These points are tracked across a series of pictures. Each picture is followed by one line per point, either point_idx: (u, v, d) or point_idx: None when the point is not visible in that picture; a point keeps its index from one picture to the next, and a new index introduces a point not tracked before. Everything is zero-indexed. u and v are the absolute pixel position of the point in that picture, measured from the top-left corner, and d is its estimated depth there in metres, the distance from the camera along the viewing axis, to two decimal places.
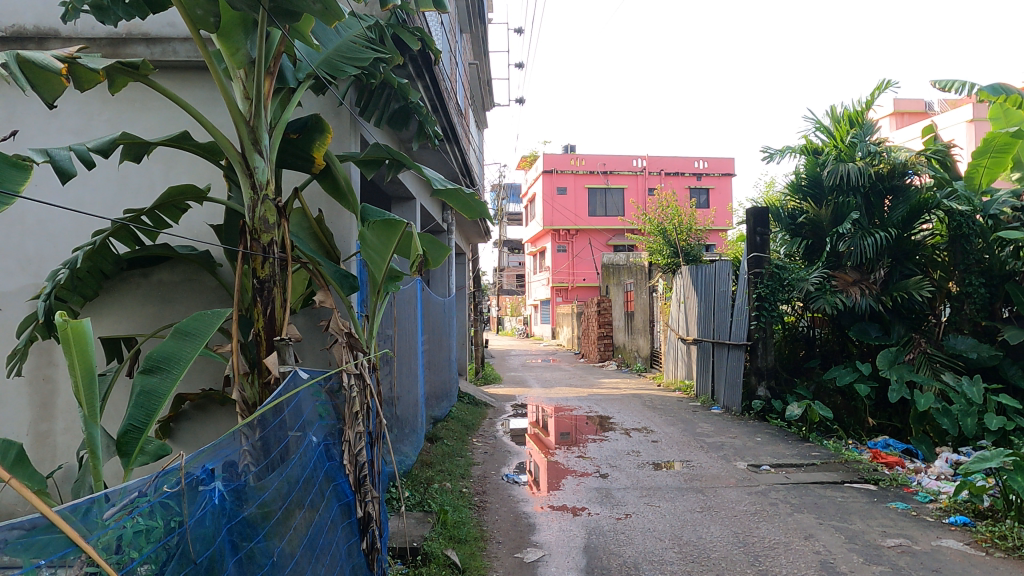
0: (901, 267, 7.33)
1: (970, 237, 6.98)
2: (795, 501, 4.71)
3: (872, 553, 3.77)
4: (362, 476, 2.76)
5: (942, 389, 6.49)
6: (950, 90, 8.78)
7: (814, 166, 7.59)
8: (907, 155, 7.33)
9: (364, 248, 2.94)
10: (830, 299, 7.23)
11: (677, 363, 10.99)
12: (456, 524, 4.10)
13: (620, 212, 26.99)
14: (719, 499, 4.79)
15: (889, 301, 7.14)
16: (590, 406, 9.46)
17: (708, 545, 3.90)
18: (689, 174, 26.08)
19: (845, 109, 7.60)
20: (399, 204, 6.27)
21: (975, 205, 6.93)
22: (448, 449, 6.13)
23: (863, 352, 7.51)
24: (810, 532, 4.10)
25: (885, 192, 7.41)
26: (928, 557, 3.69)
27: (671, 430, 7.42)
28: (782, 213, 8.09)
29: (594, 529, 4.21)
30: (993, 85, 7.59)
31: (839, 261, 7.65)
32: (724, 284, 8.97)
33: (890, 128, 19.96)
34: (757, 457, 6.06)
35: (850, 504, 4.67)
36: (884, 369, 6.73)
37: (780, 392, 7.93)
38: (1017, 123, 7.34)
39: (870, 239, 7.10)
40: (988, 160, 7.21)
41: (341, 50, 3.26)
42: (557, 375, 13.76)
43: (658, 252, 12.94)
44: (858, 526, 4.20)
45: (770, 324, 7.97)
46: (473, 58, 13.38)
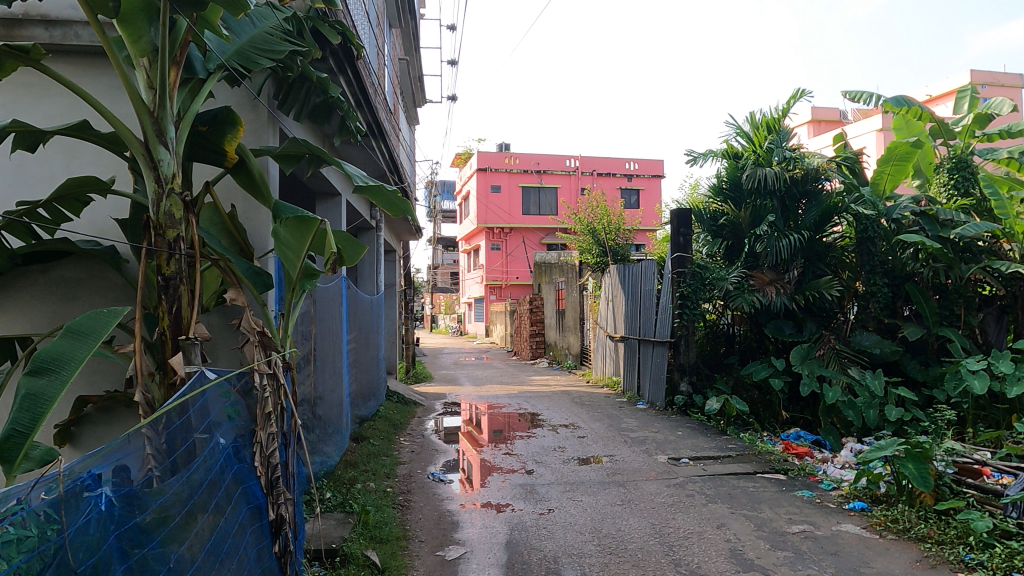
0: (813, 267, 7.76)
1: (875, 240, 7.41)
2: (710, 492, 4.90)
3: (778, 539, 3.97)
4: (274, 478, 2.70)
5: (848, 383, 6.87)
6: (859, 102, 9.37)
7: (735, 170, 7.90)
8: (820, 161, 7.74)
9: (278, 246, 2.88)
10: (748, 298, 7.56)
11: (605, 360, 11.25)
12: (378, 524, 4.08)
13: (553, 211, 27.38)
14: (639, 492, 4.93)
15: (802, 300, 7.57)
16: (519, 403, 9.56)
17: (625, 537, 4.01)
18: (621, 175, 26.97)
19: (763, 116, 7.92)
20: (324, 199, 6.15)
21: (880, 210, 7.39)
22: (374, 449, 6.07)
23: (778, 348, 7.93)
24: (722, 521, 4.28)
25: (800, 196, 7.80)
26: (827, 541, 3.91)
27: (597, 426, 7.58)
28: (704, 215, 8.37)
29: (517, 525, 4.26)
30: (897, 97, 8.26)
31: (757, 261, 7.98)
32: (649, 282, 9.23)
33: (806, 136, 21.11)
34: (677, 450, 6.28)
35: (760, 493, 4.90)
36: (797, 364, 7.10)
37: (701, 387, 8.27)
38: (917, 134, 7.93)
39: (785, 240, 7.46)
40: (891, 167, 7.66)
41: (256, 41, 3.14)
42: (488, 373, 13.85)
43: (586, 251, 13.19)
44: (767, 513, 4.42)
45: (692, 322, 8.27)
46: (403, 53, 13.19)
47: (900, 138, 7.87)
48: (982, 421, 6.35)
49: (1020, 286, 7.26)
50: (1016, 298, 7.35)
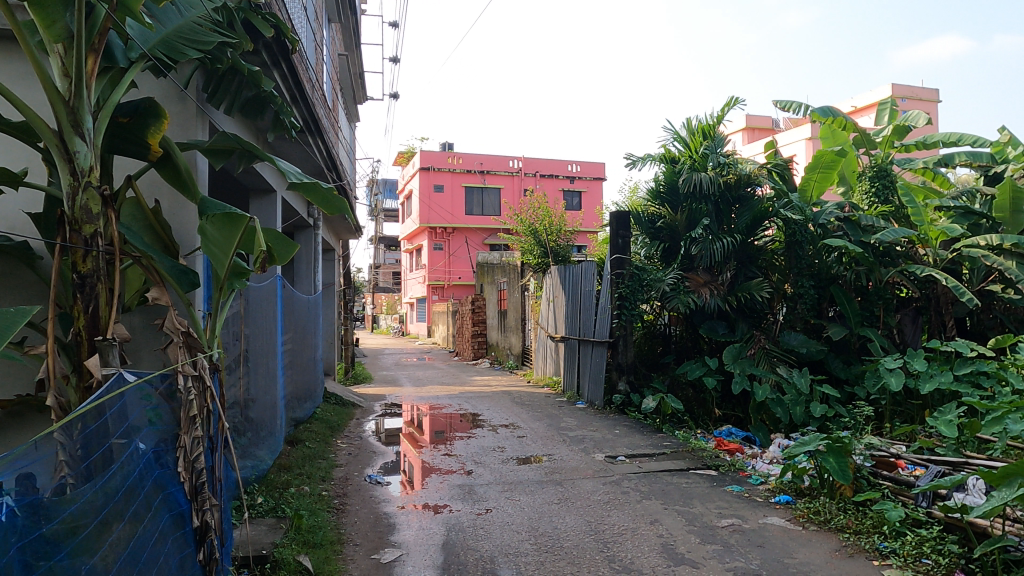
0: (745, 270, 8.05)
1: (803, 244, 7.70)
2: (644, 489, 5.01)
3: (708, 533, 4.09)
4: (199, 483, 2.61)
5: (777, 381, 7.10)
6: (789, 111, 9.75)
7: (672, 174, 8.08)
8: (751, 167, 8.04)
9: (204, 243, 2.79)
10: (684, 299, 7.76)
11: (545, 360, 11.35)
12: (312, 528, 3.99)
13: (496, 212, 27.44)
14: (576, 490, 5.00)
15: (734, 301, 7.83)
16: (460, 404, 9.53)
17: (561, 535, 4.06)
18: (563, 177, 27.32)
19: (699, 122, 8.15)
20: (258, 196, 5.98)
21: (807, 215, 7.71)
22: (309, 452, 5.94)
23: (712, 348, 8.17)
24: (655, 517, 4.38)
25: (733, 201, 8.06)
26: (754, 534, 4.05)
27: (536, 425, 7.65)
28: (642, 217, 8.53)
29: (454, 526, 4.25)
30: (824, 108, 8.67)
31: (692, 263, 8.21)
32: (589, 283, 9.36)
33: (741, 142, 21.85)
34: (614, 448, 6.39)
35: (692, 489, 5.04)
36: (729, 364, 7.33)
37: (638, 386, 8.47)
38: (842, 143, 8.29)
39: (719, 243, 7.70)
40: (818, 175, 8.05)
41: (182, 31, 3.02)
42: (429, 373, 13.76)
43: (528, 252, 13.27)
44: (698, 509, 4.54)
45: (630, 322, 8.43)
46: (344, 48, 12.95)
47: (826, 147, 8.23)
48: (899, 416, 6.71)
49: (932, 289, 7.72)
50: (930, 300, 7.81)
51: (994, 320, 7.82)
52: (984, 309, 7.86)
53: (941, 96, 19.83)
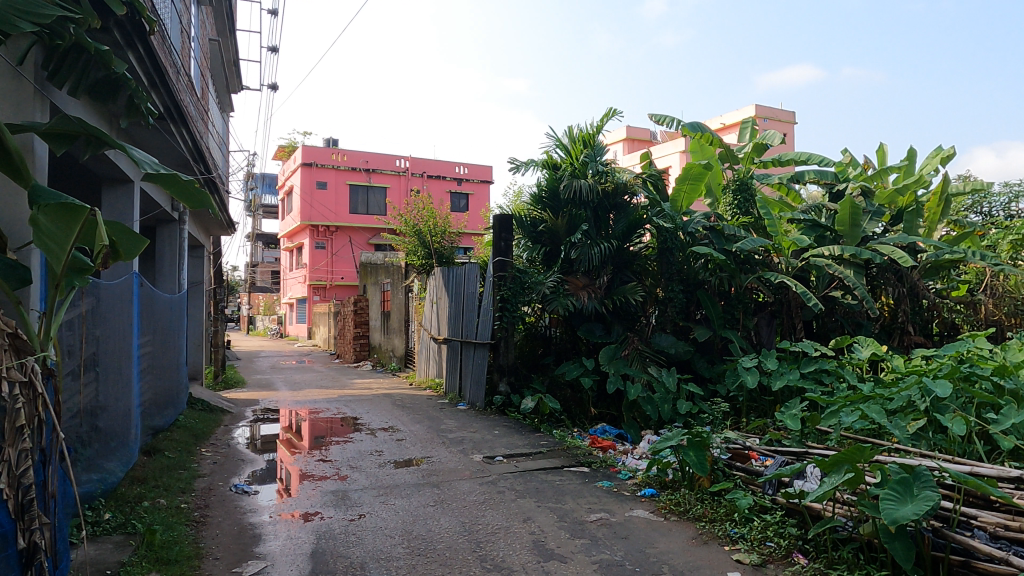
0: (621, 274, 8.39)
1: (674, 250, 8.20)
2: (519, 488, 5.10)
3: (577, 528, 4.23)
4: (27, 500, 2.37)
5: (649, 380, 7.43)
6: (663, 125, 10.31)
7: (554, 180, 8.29)
8: (628, 177, 8.42)
9: (37, 236, 2.54)
10: (563, 302, 7.97)
11: (428, 362, 11.29)
12: (166, 544, 3.73)
13: (381, 211, 26.96)
14: (452, 492, 5.00)
15: (610, 304, 8.14)
16: (338, 408, 9.27)
17: (434, 537, 4.05)
18: (450, 179, 27.36)
19: (580, 131, 8.42)
20: (111, 186, 5.52)
21: (677, 223, 8.18)
22: (168, 463, 5.55)
23: (589, 349, 8.48)
24: (528, 515, 4.47)
25: (610, 208, 8.39)
26: (620, 527, 4.24)
27: (416, 428, 7.58)
28: (524, 221, 8.67)
29: (325, 534, 4.11)
30: (694, 123, 9.22)
31: (571, 267, 8.45)
32: (472, 285, 9.42)
33: (621, 152, 22.85)
34: (492, 449, 6.46)
35: (565, 486, 5.20)
36: (604, 364, 7.63)
37: (519, 387, 8.64)
38: (709, 157, 8.87)
39: (596, 249, 8.00)
40: (687, 186, 8.52)
41: (15, 1, 2.72)
42: (307, 376, 13.28)
43: (411, 253, 13.02)
44: (569, 505, 4.69)
45: (512, 324, 8.55)
46: (216, 34, 12.23)
47: (695, 160, 8.78)
48: (754, 411, 7.27)
49: (785, 294, 8.44)
50: (782, 304, 8.54)
51: (836, 323, 8.65)
52: (828, 313, 8.68)
53: (797, 118, 21.74)
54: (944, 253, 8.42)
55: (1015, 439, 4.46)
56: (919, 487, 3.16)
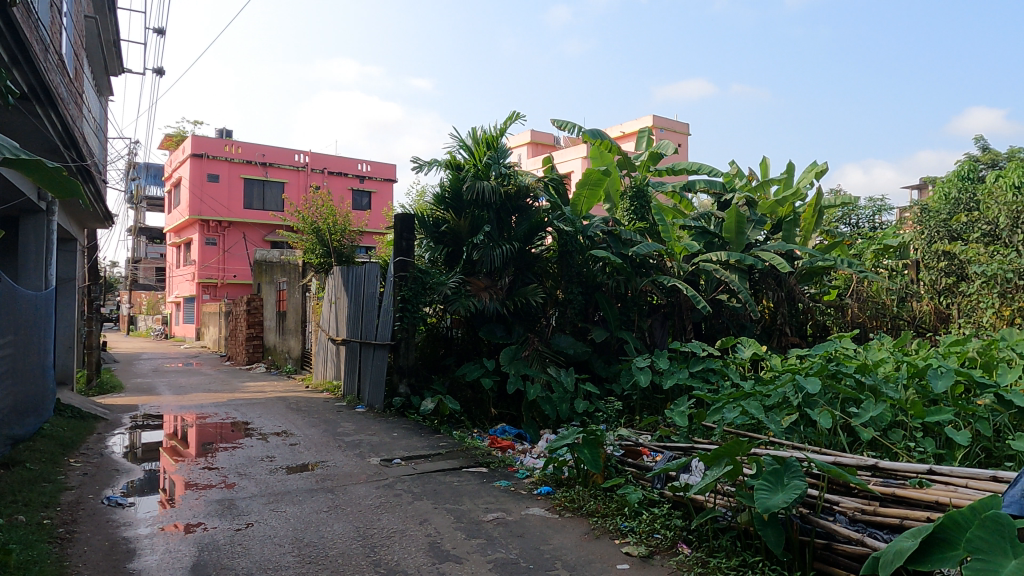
0: (522, 276, 8.48)
1: (573, 253, 8.38)
2: (417, 490, 5.05)
3: (473, 528, 4.24)
4: None
5: (547, 380, 7.56)
6: (564, 130, 10.53)
7: (457, 181, 8.29)
8: (530, 180, 8.54)
9: None
10: (464, 303, 7.97)
11: (325, 364, 10.98)
12: (24, 564, 3.40)
13: (278, 207, 25.91)
14: (347, 496, 4.88)
15: (511, 305, 8.23)
16: (227, 412, 8.82)
17: (327, 544, 3.94)
18: (353, 176, 26.78)
19: (484, 133, 8.45)
20: None
21: (577, 227, 8.41)
22: (29, 475, 5.08)
23: (490, 350, 8.53)
24: (425, 516, 4.44)
25: (512, 210, 8.48)
26: (516, 525, 4.29)
27: (311, 432, 7.34)
28: (426, 221, 8.60)
29: (208, 546, 3.90)
30: (594, 130, 9.52)
31: (473, 268, 8.47)
32: (372, 285, 9.25)
33: (525, 156, 23.19)
34: (390, 451, 6.36)
35: (463, 486, 5.20)
36: (505, 365, 7.68)
37: (419, 389, 8.57)
38: (607, 163, 9.19)
39: (498, 250, 8.06)
40: (587, 191, 8.78)
41: None
42: (194, 380, 12.56)
43: (309, 252, 12.52)
44: (466, 505, 4.70)
45: (413, 325, 8.43)
46: (94, 11, 11.35)
47: (595, 166, 9.06)
48: (647, 409, 7.57)
49: (676, 297, 8.87)
50: (674, 307, 8.96)
51: (723, 324, 9.17)
52: (715, 315, 9.18)
53: (690, 130, 22.88)
54: (817, 260, 9.08)
55: (873, 431, 4.90)
56: (789, 477, 3.40)
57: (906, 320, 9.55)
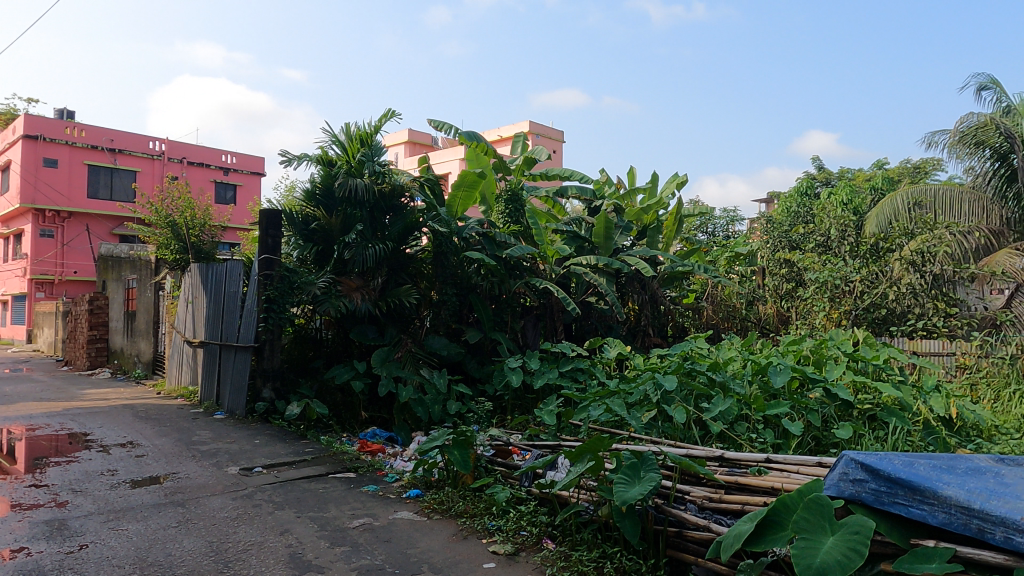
0: (395, 276, 8.33)
1: (448, 254, 8.37)
2: (278, 500, 4.81)
3: (338, 536, 4.11)
4: None
5: (420, 382, 7.48)
6: (441, 131, 10.51)
7: (328, 177, 8.00)
8: (405, 179, 8.43)
9: None
10: (335, 303, 7.71)
11: (180, 368, 10.22)
12: None
13: (129, 198, 23.77)
14: (200, 510, 4.55)
15: (384, 306, 8.06)
16: (61, 423, 7.96)
17: (174, 562, 3.65)
18: (216, 168, 25.21)
19: (357, 129, 8.24)
20: None
21: (452, 228, 8.37)
22: None
23: (362, 351, 8.31)
24: (286, 527, 4.24)
25: (387, 209, 8.32)
26: (383, 530, 4.20)
27: (161, 442, 6.78)
28: (295, 218, 8.22)
29: (31, 572, 3.48)
30: (470, 132, 9.59)
31: (344, 268, 8.21)
32: (234, 284, 8.72)
33: (402, 155, 22.88)
34: (251, 459, 6.01)
35: (329, 493, 5.02)
36: (377, 367, 7.50)
37: (285, 393, 8.19)
38: (483, 166, 9.26)
39: (371, 249, 7.87)
40: (462, 192, 8.78)
41: None
42: (22, 388, 11.22)
43: (162, 247, 11.49)
44: (331, 512, 4.54)
45: (278, 326, 8.08)
46: None
47: (470, 168, 9.10)
48: (518, 409, 7.71)
49: (548, 299, 9.11)
50: (546, 308, 9.19)
51: (591, 326, 9.53)
52: (585, 317, 9.52)
53: (564, 137, 23.66)
54: (677, 265, 9.80)
55: (722, 423, 5.30)
56: (645, 470, 3.58)
57: (753, 321, 10.40)
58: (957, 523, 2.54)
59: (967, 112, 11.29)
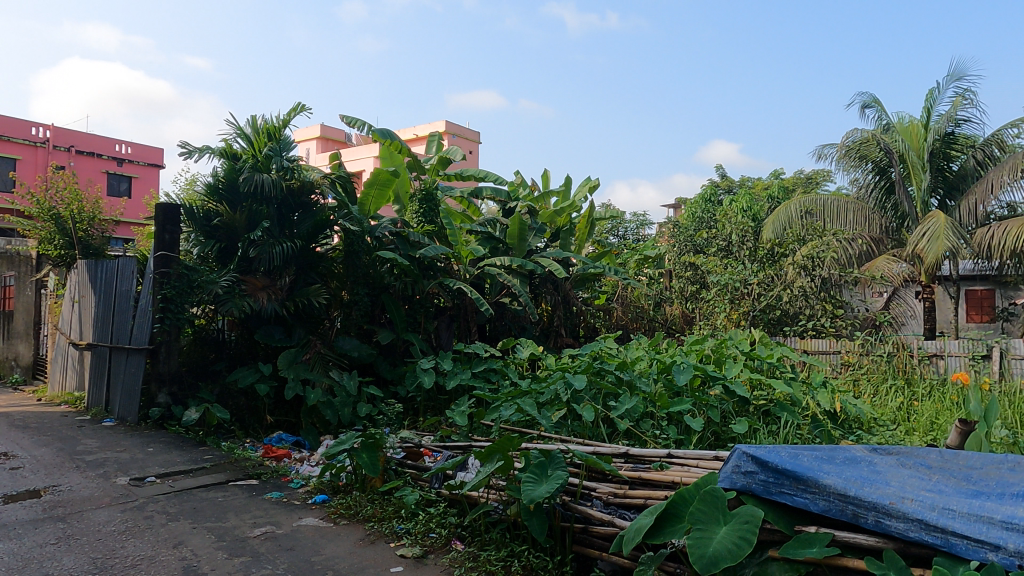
0: (304, 276, 8.09)
1: (360, 253, 8.15)
2: (172, 510, 4.56)
3: (237, 546, 3.93)
4: None
5: (329, 384, 7.27)
6: (354, 127, 10.28)
7: (232, 171, 7.65)
8: (316, 176, 8.17)
9: None
10: (238, 303, 7.38)
11: (65, 372, 9.49)
12: None
13: (7, 188, 21.84)
14: (83, 524, 4.24)
15: (292, 306, 7.80)
16: None
17: None
18: (109, 158, 23.61)
19: (265, 122, 7.94)
20: None
21: (364, 227, 8.16)
22: None
23: (267, 353, 8.00)
24: (180, 539, 4.02)
25: (295, 206, 8.06)
26: (286, 538, 4.06)
27: (40, 452, 6.27)
28: (195, 213, 7.81)
29: None
30: (383, 129, 9.43)
31: (249, 266, 7.88)
32: (127, 282, 8.17)
33: (314, 151, 22.22)
34: (143, 469, 5.66)
35: (228, 502, 4.79)
36: (283, 369, 7.23)
37: (182, 398, 7.77)
38: (397, 165, 9.11)
39: (278, 247, 7.59)
40: (375, 191, 8.59)
41: None
42: None
43: (45, 243, 10.58)
44: (231, 522, 4.35)
45: (176, 327, 7.63)
46: None
47: (384, 166, 8.93)
48: (430, 410, 7.66)
49: (462, 299, 9.10)
50: (460, 309, 9.17)
51: (505, 326, 9.57)
52: (498, 317, 9.56)
53: (481, 138, 23.74)
54: (589, 267, 9.99)
55: (628, 421, 5.46)
56: (552, 468, 3.63)
57: (660, 322, 10.77)
58: (835, 510, 2.74)
59: (853, 129, 12.14)
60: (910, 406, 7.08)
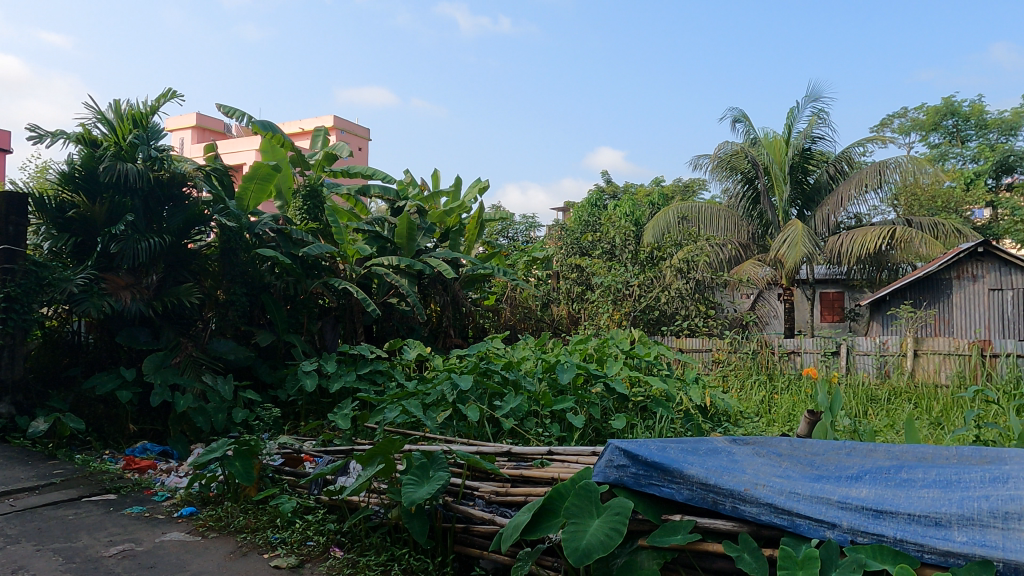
0: (174, 274, 7.60)
1: (237, 251, 7.64)
2: (12, 532, 4.11)
3: (89, 567, 3.61)
4: None
5: (202, 390, 6.82)
6: (231, 117, 9.74)
7: (91, 159, 7.03)
8: (188, 167, 7.65)
9: None
10: (97, 303, 6.74)
11: None
12: None
13: None
14: None
15: (159, 306, 7.25)
16: None
17: None
18: None
19: (130, 107, 7.36)
20: None
21: (242, 223, 7.70)
22: None
23: (130, 357, 7.38)
24: (21, 563, 3.63)
25: (164, 199, 7.53)
26: (146, 555, 3.78)
27: None
28: (46, 203, 7.12)
29: None
30: (263, 120, 9.01)
31: (110, 263, 7.24)
32: None
33: (189, 141, 20.83)
34: None
35: (80, 520, 4.38)
36: (149, 374, 6.70)
37: (30, 408, 6.90)
38: (279, 159, 8.70)
39: (144, 243, 7.03)
40: (255, 185, 8.13)
41: None
42: None
43: None
44: (83, 541, 3.98)
45: (21, 328, 6.74)
46: None
47: (264, 160, 8.51)
48: (312, 414, 7.40)
49: (347, 299, 8.85)
50: (345, 309, 8.91)
51: (392, 327, 9.41)
52: (386, 318, 9.38)
53: (371, 135, 23.27)
54: (478, 268, 10.02)
55: (512, 420, 5.53)
56: (434, 469, 3.61)
57: (547, 322, 11.00)
58: (697, 498, 2.92)
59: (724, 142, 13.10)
60: (771, 399, 7.67)
